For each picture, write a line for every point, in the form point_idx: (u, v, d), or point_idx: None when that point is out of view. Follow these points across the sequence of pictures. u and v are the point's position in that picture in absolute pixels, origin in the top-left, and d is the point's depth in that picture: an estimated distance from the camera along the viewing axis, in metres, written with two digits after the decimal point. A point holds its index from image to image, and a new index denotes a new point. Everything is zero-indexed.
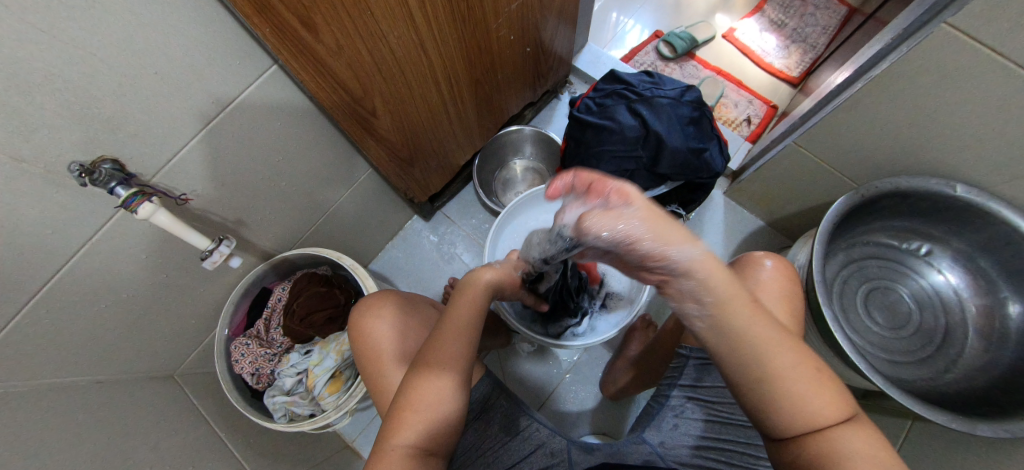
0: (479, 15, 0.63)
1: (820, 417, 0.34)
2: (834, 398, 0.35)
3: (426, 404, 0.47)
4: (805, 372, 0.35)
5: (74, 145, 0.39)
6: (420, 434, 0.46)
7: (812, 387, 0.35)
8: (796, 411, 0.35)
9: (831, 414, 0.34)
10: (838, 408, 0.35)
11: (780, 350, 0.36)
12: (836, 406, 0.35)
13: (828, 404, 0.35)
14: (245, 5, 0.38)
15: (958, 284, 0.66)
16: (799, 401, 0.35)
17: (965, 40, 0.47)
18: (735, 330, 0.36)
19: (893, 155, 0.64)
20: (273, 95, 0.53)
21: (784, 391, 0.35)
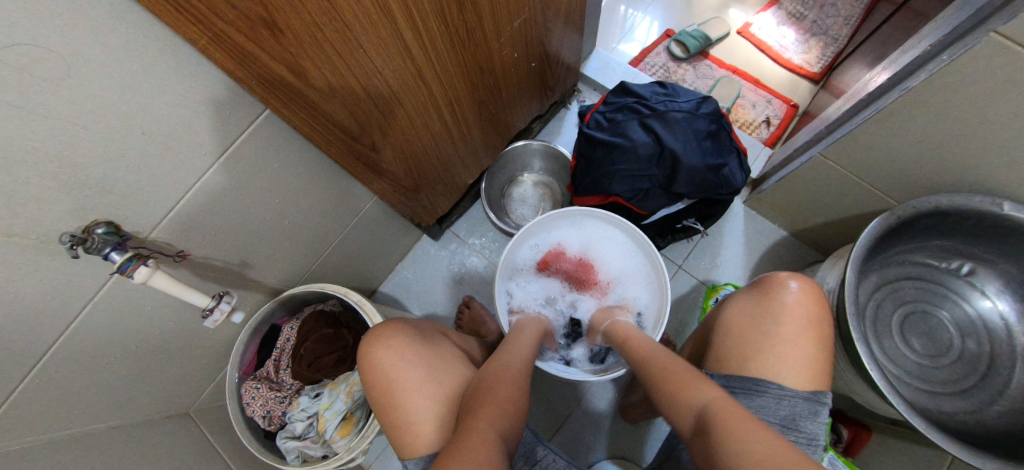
0: (480, 37, 0.60)
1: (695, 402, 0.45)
2: (697, 386, 0.46)
3: (498, 395, 0.47)
4: (677, 374, 0.49)
5: (65, 214, 0.38)
6: (500, 432, 0.43)
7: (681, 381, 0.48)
8: (678, 404, 0.46)
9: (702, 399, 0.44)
10: (705, 389, 0.45)
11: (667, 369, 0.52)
12: (702, 388, 0.46)
13: (699, 390, 0.45)
14: (224, 58, 0.37)
15: (1007, 311, 0.60)
16: (682, 399, 0.46)
17: (1019, 51, 0.43)
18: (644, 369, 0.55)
19: (930, 169, 0.59)
20: (269, 137, 0.51)
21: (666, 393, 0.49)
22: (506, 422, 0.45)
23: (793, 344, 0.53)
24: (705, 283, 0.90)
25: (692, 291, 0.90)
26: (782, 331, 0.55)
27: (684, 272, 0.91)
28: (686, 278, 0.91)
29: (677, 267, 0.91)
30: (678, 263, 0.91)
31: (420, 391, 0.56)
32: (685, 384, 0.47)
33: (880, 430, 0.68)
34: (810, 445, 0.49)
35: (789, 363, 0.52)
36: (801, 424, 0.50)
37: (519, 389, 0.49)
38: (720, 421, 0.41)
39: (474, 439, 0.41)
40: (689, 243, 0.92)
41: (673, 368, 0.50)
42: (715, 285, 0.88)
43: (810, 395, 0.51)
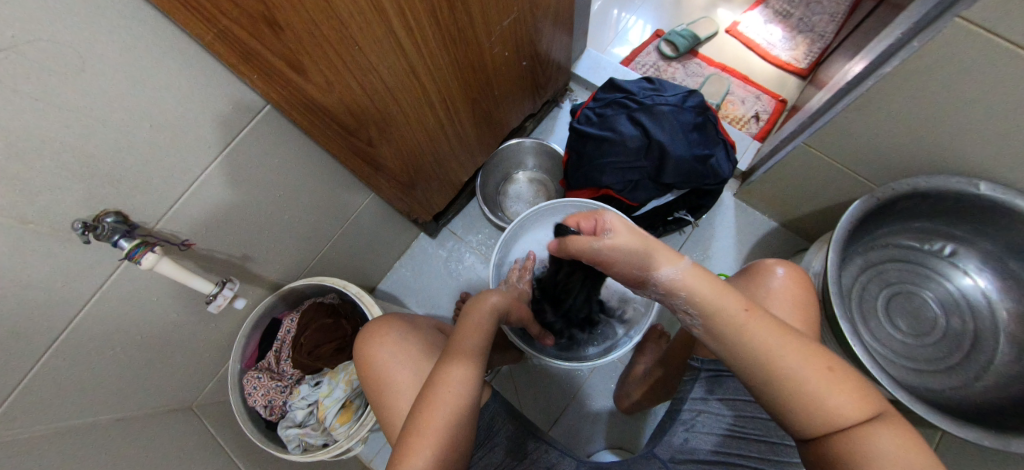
0: (471, 36, 0.63)
1: (844, 416, 0.35)
2: (848, 391, 0.36)
3: (443, 412, 0.47)
4: (821, 375, 0.37)
5: (77, 203, 0.40)
6: (444, 434, 0.46)
7: (835, 387, 0.36)
8: (812, 411, 0.36)
9: (849, 411, 0.35)
10: (857, 400, 0.35)
11: (789, 346, 0.38)
12: (852, 396, 0.36)
13: (847, 400, 0.35)
14: (229, 55, 0.39)
15: (988, 287, 0.62)
16: (814, 405, 0.36)
17: (982, 34, 0.45)
18: (747, 347, 0.39)
19: (909, 153, 0.61)
20: (270, 132, 0.53)
21: (784, 385, 0.37)
22: (459, 423, 0.47)
23: None
24: None
25: None
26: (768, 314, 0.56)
27: None
28: None
29: None
30: None
31: (406, 390, 0.57)
32: (826, 387, 0.36)
33: None
34: None
35: None
36: None
37: (462, 402, 0.48)
38: (879, 440, 0.34)
39: (414, 448, 0.44)
40: (681, 236, 0.94)
41: (817, 363, 0.37)
42: None
43: None
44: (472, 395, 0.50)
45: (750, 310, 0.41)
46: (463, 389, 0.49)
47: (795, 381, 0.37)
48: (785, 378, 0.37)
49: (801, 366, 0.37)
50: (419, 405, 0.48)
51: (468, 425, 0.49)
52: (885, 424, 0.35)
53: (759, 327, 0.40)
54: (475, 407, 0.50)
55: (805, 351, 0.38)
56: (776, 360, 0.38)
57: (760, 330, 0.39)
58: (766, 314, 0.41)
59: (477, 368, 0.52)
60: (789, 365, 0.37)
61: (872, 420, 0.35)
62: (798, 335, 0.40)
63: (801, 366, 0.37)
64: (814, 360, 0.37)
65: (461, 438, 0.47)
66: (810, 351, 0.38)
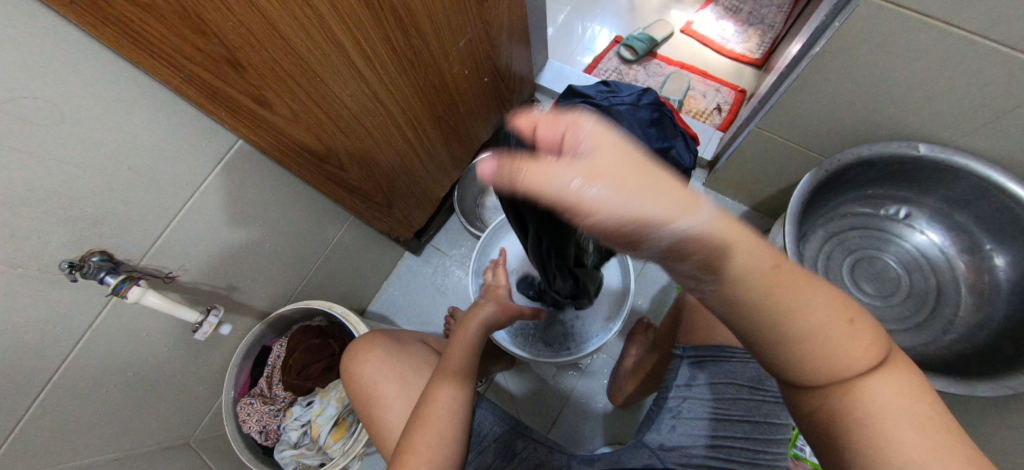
0: (430, 60, 0.67)
1: (846, 371, 0.27)
2: (865, 334, 0.27)
3: (432, 435, 0.48)
4: (840, 329, 0.27)
5: (63, 245, 0.43)
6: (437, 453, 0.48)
7: (849, 337, 0.27)
8: (820, 367, 0.27)
9: (861, 362, 0.27)
10: (872, 343, 0.28)
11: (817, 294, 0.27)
12: (869, 344, 0.28)
13: (864, 352, 0.27)
14: (196, 95, 0.42)
15: (942, 242, 0.66)
16: (825, 363, 0.27)
17: (890, 7, 0.49)
18: (766, 308, 0.27)
19: (852, 124, 0.65)
20: (243, 164, 0.56)
21: (804, 338, 0.27)
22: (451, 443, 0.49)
23: None
24: None
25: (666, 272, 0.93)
26: None
27: None
28: None
29: None
30: None
31: (395, 407, 0.57)
32: (848, 342, 0.27)
33: None
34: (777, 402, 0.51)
35: None
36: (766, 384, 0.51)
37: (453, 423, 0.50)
38: (879, 400, 0.27)
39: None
40: None
41: (840, 317, 0.27)
42: None
43: None
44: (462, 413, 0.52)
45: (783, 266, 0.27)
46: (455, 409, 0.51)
47: (815, 338, 0.27)
48: (796, 329, 0.27)
49: (817, 319, 0.27)
50: (411, 427, 0.49)
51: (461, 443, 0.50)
52: (889, 375, 0.28)
53: (763, 272, 0.27)
54: (465, 428, 0.51)
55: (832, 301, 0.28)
56: (790, 320, 0.27)
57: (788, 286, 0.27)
58: (791, 262, 0.28)
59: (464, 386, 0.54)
60: (815, 319, 0.27)
61: (881, 373, 0.28)
62: (817, 276, 0.29)
63: (821, 321, 0.27)
64: (818, 298, 0.28)
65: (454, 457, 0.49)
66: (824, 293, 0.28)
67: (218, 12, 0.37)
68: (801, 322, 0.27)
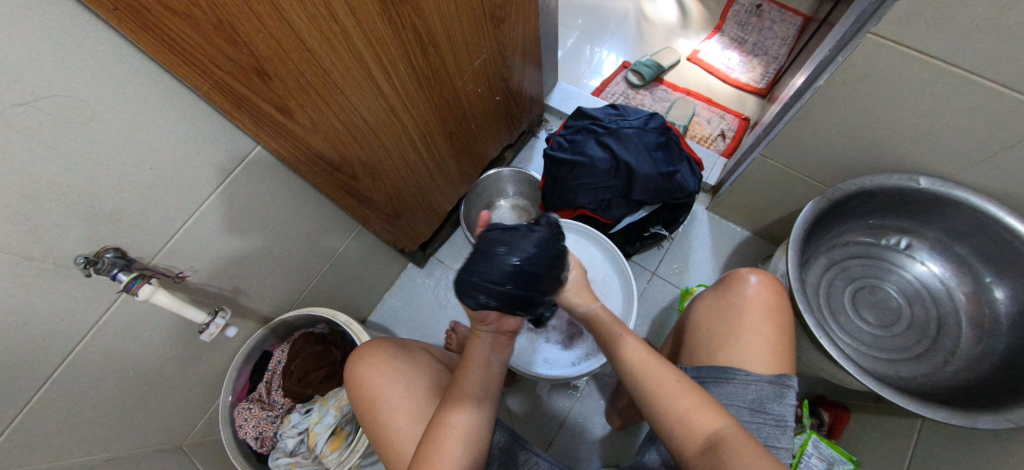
0: (445, 77, 0.69)
1: (697, 423, 0.42)
2: (703, 406, 0.43)
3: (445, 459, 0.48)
4: (668, 385, 0.46)
5: (80, 240, 0.43)
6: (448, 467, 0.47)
7: (682, 398, 0.44)
8: (673, 418, 0.44)
9: (700, 418, 0.42)
10: (710, 414, 0.42)
11: (653, 369, 0.48)
12: (710, 412, 0.42)
13: (701, 415, 0.42)
14: (222, 101, 0.44)
15: (943, 274, 0.66)
16: (677, 414, 0.43)
17: (891, 45, 0.51)
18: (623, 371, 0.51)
19: (856, 155, 0.66)
20: (261, 170, 0.58)
21: (668, 405, 0.44)
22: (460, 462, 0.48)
23: (754, 331, 0.55)
24: (680, 287, 0.94)
25: (668, 294, 0.93)
26: (744, 320, 0.56)
27: (659, 278, 0.95)
28: (661, 282, 0.95)
29: (651, 274, 0.96)
30: (652, 269, 0.96)
31: (403, 415, 0.56)
32: (692, 405, 0.43)
33: (857, 409, 0.71)
34: (777, 427, 0.50)
35: (753, 347, 0.54)
36: (768, 407, 0.50)
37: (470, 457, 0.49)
38: (734, 455, 0.38)
39: None
40: (660, 250, 0.98)
41: (665, 378, 0.46)
42: (689, 287, 0.92)
43: (774, 378, 0.51)
44: (475, 434, 0.51)
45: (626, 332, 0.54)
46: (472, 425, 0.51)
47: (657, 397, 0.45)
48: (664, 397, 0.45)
49: (665, 383, 0.46)
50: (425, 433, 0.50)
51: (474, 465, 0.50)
52: (732, 433, 0.40)
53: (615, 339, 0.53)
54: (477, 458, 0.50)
55: (661, 367, 0.48)
56: (654, 388, 0.46)
57: (627, 349, 0.51)
58: (644, 349, 0.50)
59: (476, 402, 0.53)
60: (648, 377, 0.47)
61: (732, 431, 0.40)
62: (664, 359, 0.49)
63: (679, 401, 0.44)
64: (669, 375, 0.46)
65: None
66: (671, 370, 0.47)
67: (250, 24, 0.39)
68: (644, 379, 0.48)
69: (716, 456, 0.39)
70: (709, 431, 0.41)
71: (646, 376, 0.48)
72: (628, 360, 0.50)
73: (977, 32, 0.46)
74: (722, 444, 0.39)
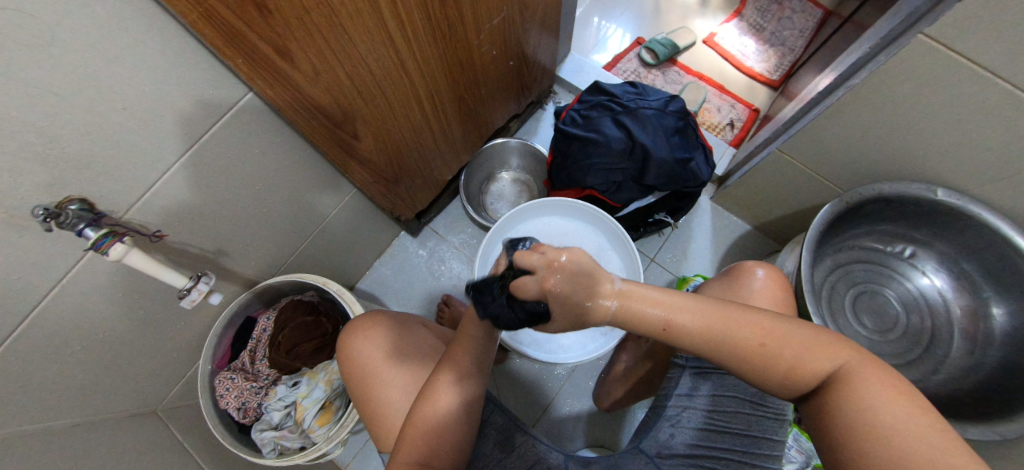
0: (460, 32, 0.62)
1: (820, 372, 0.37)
2: (814, 346, 0.38)
3: (422, 428, 0.47)
4: (762, 346, 0.37)
5: (38, 189, 0.37)
6: (436, 431, 0.47)
7: (787, 348, 0.38)
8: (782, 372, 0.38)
9: (818, 359, 0.37)
10: (825, 351, 0.38)
11: (734, 326, 0.38)
12: (825, 351, 0.38)
13: (824, 360, 0.37)
14: (213, 37, 0.37)
15: (943, 287, 0.67)
16: (792, 370, 0.38)
17: (942, 50, 0.49)
18: (688, 345, 0.38)
19: (878, 159, 0.65)
20: (250, 121, 0.51)
21: (773, 367, 0.38)
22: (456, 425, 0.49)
23: None
24: (677, 275, 0.94)
25: (665, 282, 0.93)
26: None
27: (657, 264, 0.94)
28: (659, 269, 0.94)
29: (649, 261, 0.95)
30: (650, 256, 0.95)
31: (396, 383, 0.54)
32: (801, 355, 0.37)
33: None
34: (776, 419, 0.49)
35: None
36: (767, 399, 0.50)
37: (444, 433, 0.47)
38: (869, 386, 0.35)
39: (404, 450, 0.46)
40: (661, 238, 0.97)
41: (755, 339, 0.38)
42: (686, 276, 0.92)
43: None
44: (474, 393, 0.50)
45: (670, 316, 0.37)
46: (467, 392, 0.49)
47: (747, 354, 0.38)
48: (761, 357, 0.38)
49: (754, 343, 0.37)
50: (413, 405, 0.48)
51: (451, 435, 0.48)
52: (856, 363, 0.37)
53: (671, 310, 0.37)
54: (456, 426, 0.48)
55: (741, 314, 0.38)
56: (749, 355, 0.38)
57: (686, 324, 0.37)
58: (706, 304, 0.39)
59: (467, 371, 0.49)
60: (734, 341, 0.38)
61: (858, 365, 0.37)
62: (733, 308, 0.39)
63: (788, 354, 0.38)
64: (753, 334, 0.38)
65: (446, 448, 0.48)
66: (752, 319, 0.38)
67: None
68: (728, 346, 0.38)
69: (853, 388, 0.36)
70: (824, 374, 0.37)
71: (727, 335, 0.38)
72: (693, 329, 0.38)
73: None
74: (853, 375, 0.36)
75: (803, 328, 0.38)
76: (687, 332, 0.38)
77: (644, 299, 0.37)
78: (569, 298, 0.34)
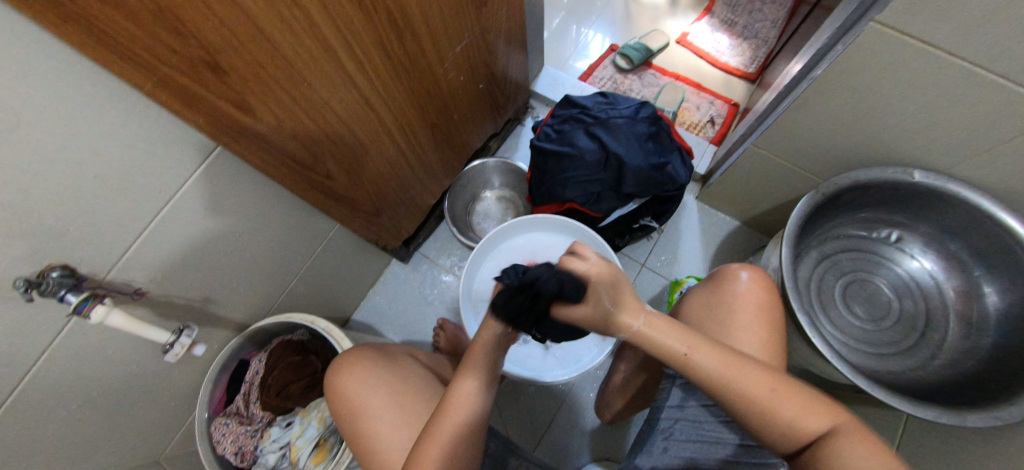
0: (423, 65, 0.64)
1: (808, 434, 0.39)
2: (812, 409, 0.40)
3: (449, 429, 0.46)
4: (769, 393, 0.40)
5: (20, 262, 0.38)
6: (461, 427, 0.46)
7: (788, 404, 0.40)
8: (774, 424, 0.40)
9: (813, 419, 0.39)
10: (820, 413, 0.39)
11: (742, 371, 0.41)
12: (823, 415, 0.39)
13: (816, 422, 0.39)
14: (171, 101, 0.39)
15: (933, 269, 0.67)
16: (785, 425, 0.40)
17: (895, 36, 0.49)
18: (698, 380, 0.43)
19: (852, 146, 0.65)
20: (224, 172, 0.52)
21: (770, 415, 0.40)
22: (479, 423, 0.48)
23: (747, 332, 0.53)
24: (669, 278, 0.93)
25: (658, 286, 0.93)
26: (735, 319, 0.55)
27: (648, 269, 0.94)
28: (651, 274, 0.94)
29: (640, 266, 0.94)
30: (641, 261, 0.95)
31: (385, 418, 0.54)
32: (801, 410, 0.39)
33: (842, 398, 0.73)
34: None
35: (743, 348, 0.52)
36: None
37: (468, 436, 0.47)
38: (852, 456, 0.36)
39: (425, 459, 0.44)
40: (650, 242, 0.96)
41: (763, 385, 0.41)
42: (678, 278, 0.91)
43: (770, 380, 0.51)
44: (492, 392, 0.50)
45: (692, 347, 0.43)
46: (465, 388, 0.48)
47: (750, 398, 0.40)
48: (762, 406, 0.40)
49: (761, 395, 0.40)
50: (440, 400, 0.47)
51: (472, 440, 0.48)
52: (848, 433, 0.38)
53: (691, 346, 0.43)
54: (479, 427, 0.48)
55: (751, 367, 0.42)
56: (752, 405, 0.40)
57: (702, 361, 0.42)
58: (726, 349, 0.43)
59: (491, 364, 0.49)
60: (743, 386, 0.41)
61: (846, 432, 0.38)
62: (748, 360, 0.42)
63: (787, 410, 0.40)
64: (762, 381, 0.41)
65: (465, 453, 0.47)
66: (760, 370, 0.42)
67: (198, 13, 0.34)
68: (733, 390, 0.41)
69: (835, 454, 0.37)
70: (816, 433, 0.39)
71: (737, 382, 0.41)
72: (705, 368, 0.42)
73: (986, 23, 0.44)
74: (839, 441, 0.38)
75: (802, 387, 0.41)
76: (700, 370, 0.42)
77: (669, 331, 0.44)
78: (609, 286, 0.43)
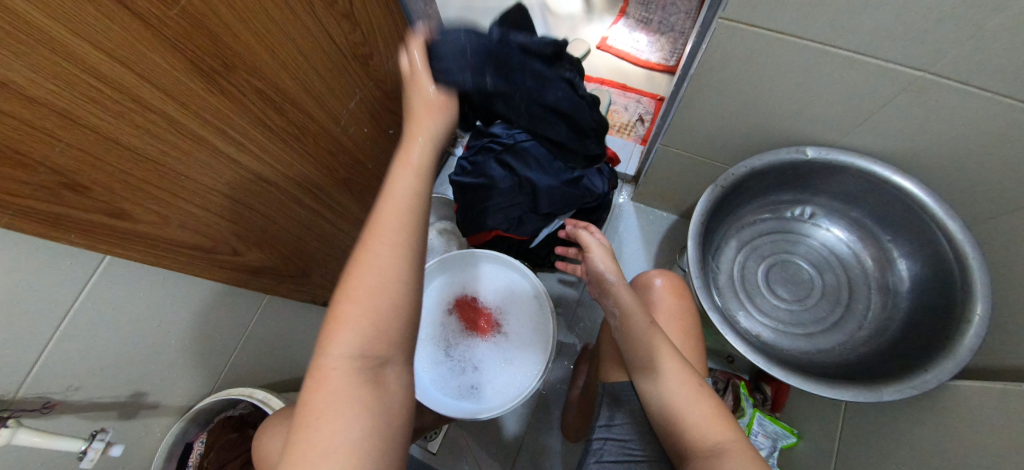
0: (315, 129, 0.67)
1: (706, 443, 0.43)
2: (715, 418, 0.44)
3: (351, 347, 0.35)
4: (691, 389, 0.46)
5: None
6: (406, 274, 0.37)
7: (699, 404, 0.45)
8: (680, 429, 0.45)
9: (713, 428, 0.44)
10: (721, 426, 0.44)
11: (674, 363, 0.48)
12: (723, 425, 0.44)
13: (715, 431, 0.43)
14: (37, 229, 0.37)
15: (848, 241, 0.71)
16: (690, 429, 0.44)
17: (746, 28, 0.50)
18: (638, 350, 0.50)
19: (747, 134, 0.66)
20: (128, 268, 0.52)
21: (680, 415, 0.45)
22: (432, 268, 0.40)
23: None
24: None
25: None
26: None
27: None
28: None
29: None
30: None
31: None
32: (706, 414, 0.44)
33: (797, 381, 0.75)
34: None
35: None
36: None
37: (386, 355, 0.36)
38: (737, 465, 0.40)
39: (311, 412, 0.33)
40: None
41: (690, 376, 0.47)
42: None
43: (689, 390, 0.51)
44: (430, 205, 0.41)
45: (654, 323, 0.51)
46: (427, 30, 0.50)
47: (670, 385, 0.47)
48: (677, 401, 0.46)
49: (682, 393, 0.46)
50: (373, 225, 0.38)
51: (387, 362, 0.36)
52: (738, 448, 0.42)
53: (647, 327, 0.51)
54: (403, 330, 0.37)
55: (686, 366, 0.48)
56: (672, 401, 0.46)
57: (653, 339, 0.50)
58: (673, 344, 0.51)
59: (433, 161, 0.43)
60: (671, 378, 0.47)
61: (735, 449, 0.42)
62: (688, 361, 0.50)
63: (695, 412, 0.45)
64: (690, 378, 0.47)
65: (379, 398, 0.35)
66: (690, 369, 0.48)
67: (43, 144, 0.34)
68: (660, 375, 0.47)
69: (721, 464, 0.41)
70: (714, 440, 0.43)
71: (666, 367, 0.48)
72: (651, 347, 0.49)
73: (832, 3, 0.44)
74: (729, 452, 0.42)
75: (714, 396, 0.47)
76: (645, 351, 0.49)
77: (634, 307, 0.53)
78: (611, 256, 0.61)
